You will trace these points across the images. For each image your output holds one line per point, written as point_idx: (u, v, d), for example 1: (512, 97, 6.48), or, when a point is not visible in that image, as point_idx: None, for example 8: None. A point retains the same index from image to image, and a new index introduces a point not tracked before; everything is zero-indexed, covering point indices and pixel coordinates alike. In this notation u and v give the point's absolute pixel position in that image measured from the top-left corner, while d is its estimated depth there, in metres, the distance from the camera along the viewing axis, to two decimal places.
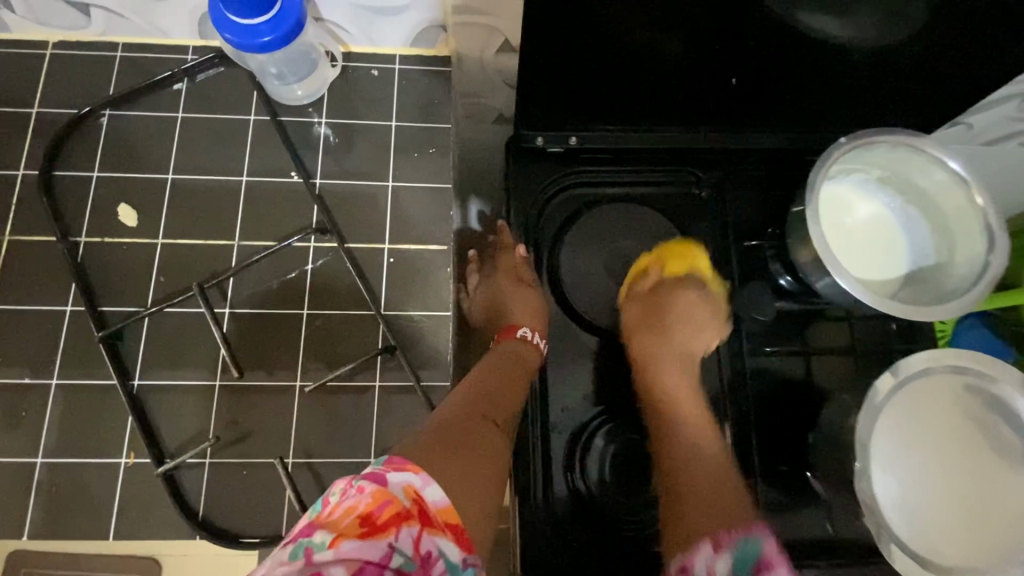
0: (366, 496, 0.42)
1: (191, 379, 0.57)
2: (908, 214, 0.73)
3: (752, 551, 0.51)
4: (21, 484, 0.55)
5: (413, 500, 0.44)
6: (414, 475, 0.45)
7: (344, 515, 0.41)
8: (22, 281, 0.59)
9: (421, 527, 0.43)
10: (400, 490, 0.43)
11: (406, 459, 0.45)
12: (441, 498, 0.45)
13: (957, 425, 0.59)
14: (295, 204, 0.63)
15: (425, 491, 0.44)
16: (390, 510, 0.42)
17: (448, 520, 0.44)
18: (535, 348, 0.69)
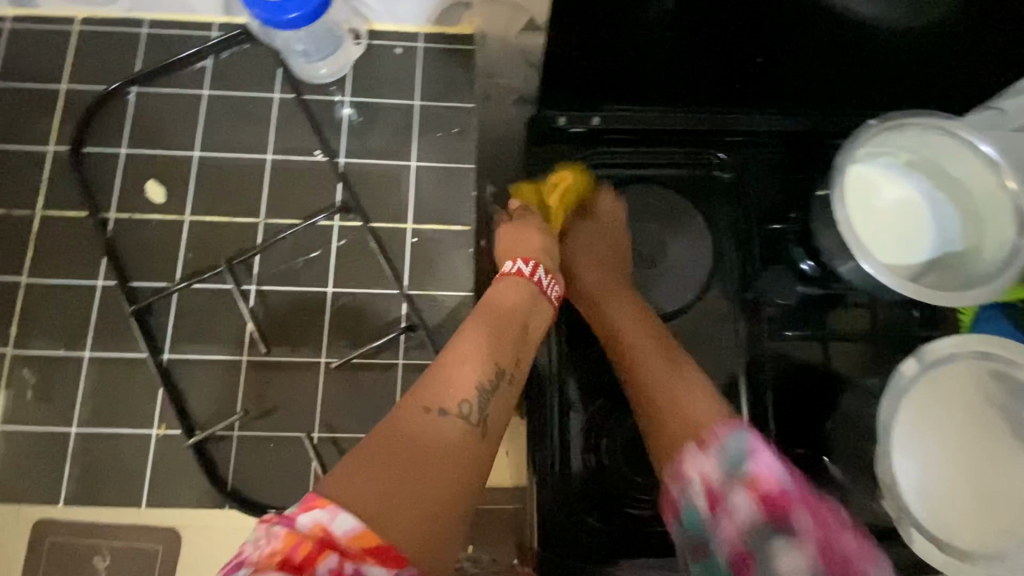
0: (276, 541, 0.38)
1: (219, 354, 0.58)
2: (937, 199, 0.71)
3: (739, 451, 0.48)
4: (56, 452, 0.56)
5: (324, 536, 0.38)
6: (322, 511, 0.39)
7: (256, 563, 0.37)
8: (55, 255, 0.60)
9: (349, 558, 0.38)
10: (307, 532, 0.38)
11: (316, 496, 0.40)
12: (359, 524, 0.39)
13: (980, 411, 0.59)
14: (319, 183, 0.63)
15: (336, 523, 0.39)
16: (303, 551, 0.37)
17: (369, 545, 0.39)
18: (542, 292, 0.61)
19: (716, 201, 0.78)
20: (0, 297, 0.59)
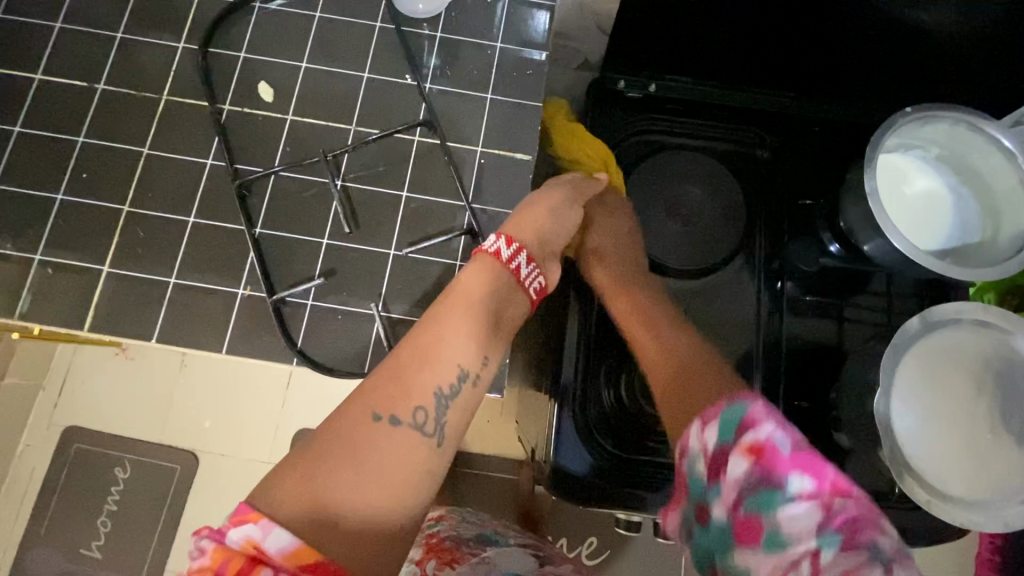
0: (204, 558, 0.43)
1: (304, 234, 0.67)
2: (959, 194, 0.78)
3: (734, 415, 0.50)
4: (155, 296, 0.65)
5: (257, 551, 0.43)
6: (254, 527, 0.44)
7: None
8: (176, 133, 0.69)
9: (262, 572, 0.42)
10: (243, 543, 0.43)
11: (249, 509, 0.46)
12: (286, 544, 0.44)
13: (982, 377, 0.63)
14: (407, 103, 0.71)
15: (268, 541, 0.44)
16: (230, 567, 0.42)
17: (304, 560, 0.44)
18: (519, 282, 0.63)
19: (755, 175, 0.85)
20: (124, 162, 0.69)
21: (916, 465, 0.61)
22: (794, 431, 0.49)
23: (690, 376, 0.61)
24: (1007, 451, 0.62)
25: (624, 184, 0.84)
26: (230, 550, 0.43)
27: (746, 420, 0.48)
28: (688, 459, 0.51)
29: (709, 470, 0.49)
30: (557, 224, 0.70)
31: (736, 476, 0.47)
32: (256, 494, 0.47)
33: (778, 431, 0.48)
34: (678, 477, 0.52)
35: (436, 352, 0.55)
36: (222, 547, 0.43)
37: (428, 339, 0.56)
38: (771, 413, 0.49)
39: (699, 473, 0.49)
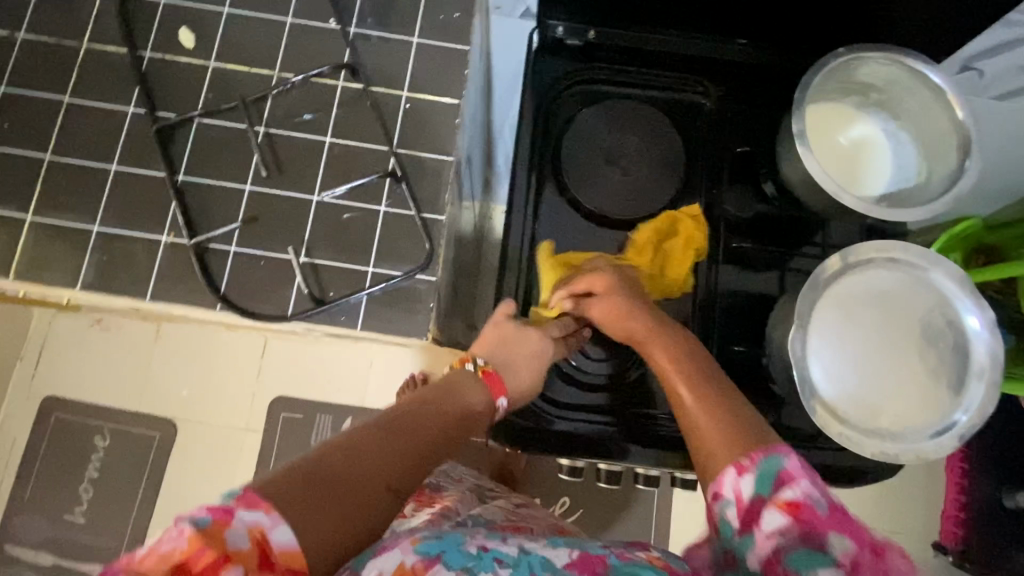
0: (181, 542, 0.41)
1: (226, 181, 0.66)
2: (897, 138, 0.77)
3: (772, 470, 0.52)
4: (80, 244, 0.65)
5: (258, 541, 0.43)
6: (262, 514, 0.44)
7: (156, 564, 0.39)
8: (97, 81, 0.69)
9: (247, 571, 0.41)
10: (244, 529, 0.42)
11: (260, 496, 0.44)
12: (288, 541, 0.44)
13: (896, 312, 0.64)
14: (331, 47, 0.70)
15: (272, 532, 0.44)
16: (208, 557, 0.40)
17: (292, 567, 0.44)
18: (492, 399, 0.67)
19: (697, 124, 0.85)
20: (46, 111, 0.68)
21: (829, 399, 0.62)
22: (832, 493, 0.51)
23: (720, 406, 0.59)
24: (919, 383, 0.63)
25: (564, 135, 0.84)
26: (229, 535, 0.42)
27: (783, 476, 0.51)
28: (721, 503, 0.53)
29: (741, 520, 0.51)
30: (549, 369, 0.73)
31: (757, 496, 0.51)
32: (265, 480, 0.46)
33: (814, 490, 0.50)
34: (709, 507, 0.54)
35: (417, 424, 0.57)
36: (214, 532, 0.41)
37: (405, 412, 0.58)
38: (806, 470, 0.52)
39: (730, 522, 0.52)
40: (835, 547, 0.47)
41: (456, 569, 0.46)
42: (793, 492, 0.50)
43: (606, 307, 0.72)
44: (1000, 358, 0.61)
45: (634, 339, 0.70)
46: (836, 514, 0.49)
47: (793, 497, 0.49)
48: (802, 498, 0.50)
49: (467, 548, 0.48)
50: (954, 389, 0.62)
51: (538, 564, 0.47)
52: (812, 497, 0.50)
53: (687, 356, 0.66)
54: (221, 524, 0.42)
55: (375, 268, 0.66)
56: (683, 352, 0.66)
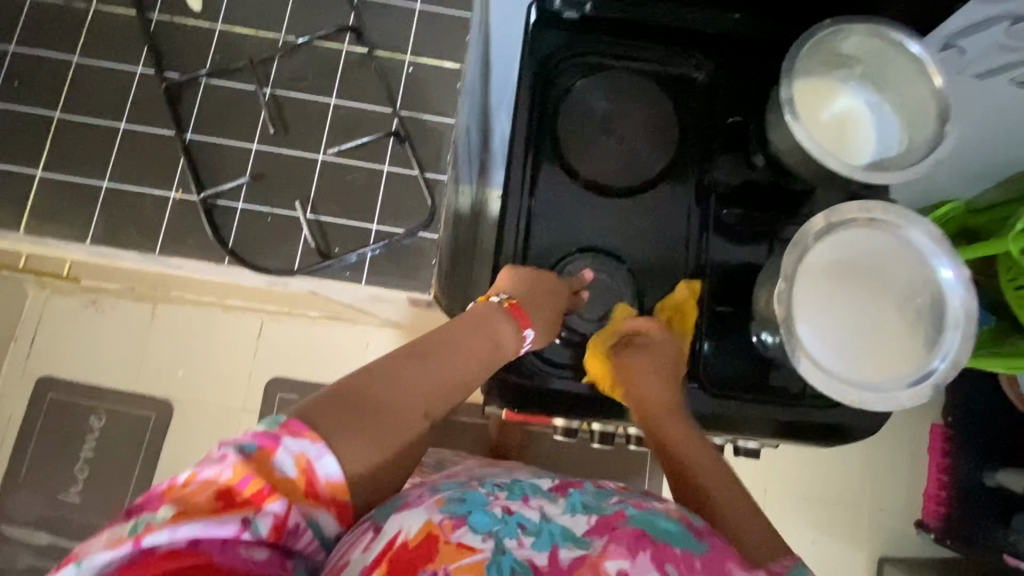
0: (228, 468, 0.47)
1: (233, 139, 0.68)
2: (882, 110, 0.80)
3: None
4: (90, 199, 0.67)
5: (303, 469, 0.50)
6: (309, 444, 0.50)
7: (201, 490, 0.46)
8: (106, 41, 0.70)
9: (290, 499, 0.49)
10: (290, 457, 0.49)
11: (305, 426, 0.51)
12: (331, 472, 0.51)
13: (876, 270, 0.68)
14: (336, 12, 0.72)
15: (317, 463, 0.50)
16: (253, 486, 0.47)
17: (335, 496, 0.52)
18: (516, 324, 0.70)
19: (689, 95, 0.88)
20: (56, 69, 0.69)
21: (812, 350, 0.65)
22: None
23: (725, 483, 0.71)
24: (898, 338, 0.66)
25: (562, 105, 0.86)
26: (275, 463, 0.48)
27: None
28: None
29: None
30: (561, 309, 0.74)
31: None
32: (308, 410, 0.52)
33: None
34: None
35: (445, 363, 0.63)
36: (262, 459, 0.48)
37: (438, 351, 0.64)
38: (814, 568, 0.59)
39: None
40: None
41: (482, 534, 0.50)
42: None
43: (638, 377, 0.78)
44: (973, 312, 0.65)
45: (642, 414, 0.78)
46: None
47: None
48: None
49: (491, 511, 0.53)
50: (930, 342, 0.66)
51: (558, 532, 0.52)
52: None
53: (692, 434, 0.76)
54: (268, 452, 0.48)
55: (378, 225, 0.68)
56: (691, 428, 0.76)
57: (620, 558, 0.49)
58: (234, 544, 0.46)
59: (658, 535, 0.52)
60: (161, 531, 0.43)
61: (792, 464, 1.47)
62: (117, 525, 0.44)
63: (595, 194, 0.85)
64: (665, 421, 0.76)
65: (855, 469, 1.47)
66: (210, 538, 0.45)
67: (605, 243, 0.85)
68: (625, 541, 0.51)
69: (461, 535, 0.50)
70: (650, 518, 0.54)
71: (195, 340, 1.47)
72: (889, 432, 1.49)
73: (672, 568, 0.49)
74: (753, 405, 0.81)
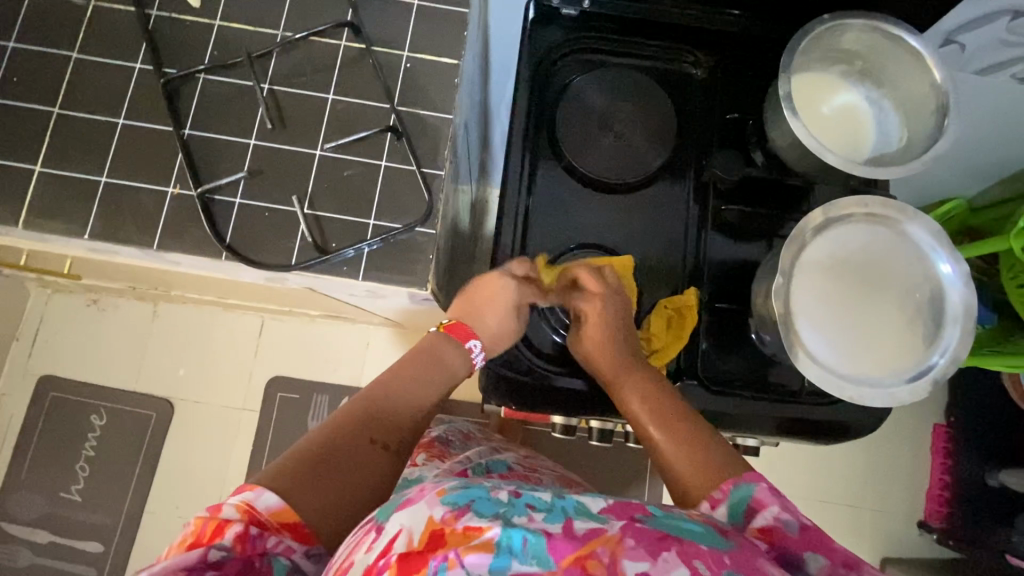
0: (187, 526, 0.51)
1: (231, 135, 0.68)
2: (881, 106, 0.80)
3: (744, 497, 0.57)
4: (88, 194, 0.67)
5: (249, 510, 0.53)
6: (246, 491, 0.54)
7: (170, 550, 0.50)
8: (105, 37, 0.70)
9: (243, 529, 0.52)
10: (234, 506, 0.52)
11: (245, 480, 0.55)
12: (272, 501, 0.54)
13: (875, 265, 0.67)
14: (334, 8, 0.72)
15: (260, 500, 0.53)
16: (209, 528, 0.51)
17: (286, 521, 0.54)
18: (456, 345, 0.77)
19: (687, 92, 0.87)
20: (54, 66, 0.69)
21: (812, 347, 0.65)
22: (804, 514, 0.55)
23: (695, 446, 0.64)
24: (898, 333, 0.66)
25: (560, 101, 0.86)
26: (221, 512, 0.52)
27: (754, 504, 0.56)
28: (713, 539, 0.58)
29: None
30: (519, 319, 0.79)
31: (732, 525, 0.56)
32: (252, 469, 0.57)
33: (785, 513, 0.55)
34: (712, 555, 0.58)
35: (393, 398, 0.69)
36: (210, 513, 0.52)
37: (384, 388, 0.69)
38: (776, 495, 0.56)
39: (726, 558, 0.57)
40: (812, 566, 0.53)
41: (489, 517, 0.44)
42: (763, 518, 0.55)
43: (597, 343, 0.75)
44: (972, 306, 0.65)
45: (613, 384, 0.74)
46: (807, 533, 0.54)
47: (763, 524, 0.55)
48: (773, 522, 0.55)
49: (496, 497, 0.47)
50: (930, 337, 0.65)
51: (573, 507, 0.47)
52: (782, 521, 0.54)
53: (663, 398, 0.70)
54: (214, 507, 0.52)
55: (376, 220, 0.68)
56: (663, 393, 0.71)
57: (639, 558, 0.43)
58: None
59: (683, 535, 0.46)
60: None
61: (793, 464, 1.46)
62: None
63: (593, 189, 0.85)
64: (632, 389, 0.72)
65: (856, 469, 1.46)
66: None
67: (604, 240, 0.85)
68: (646, 542, 0.44)
69: (468, 521, 0.44)
70: (676, 520, 0.48)
71: (195, 339, 1.47)
72: (891, 432, 1.48)
73: (700, 567, 0.44)
74: (752, 402, 0.80)
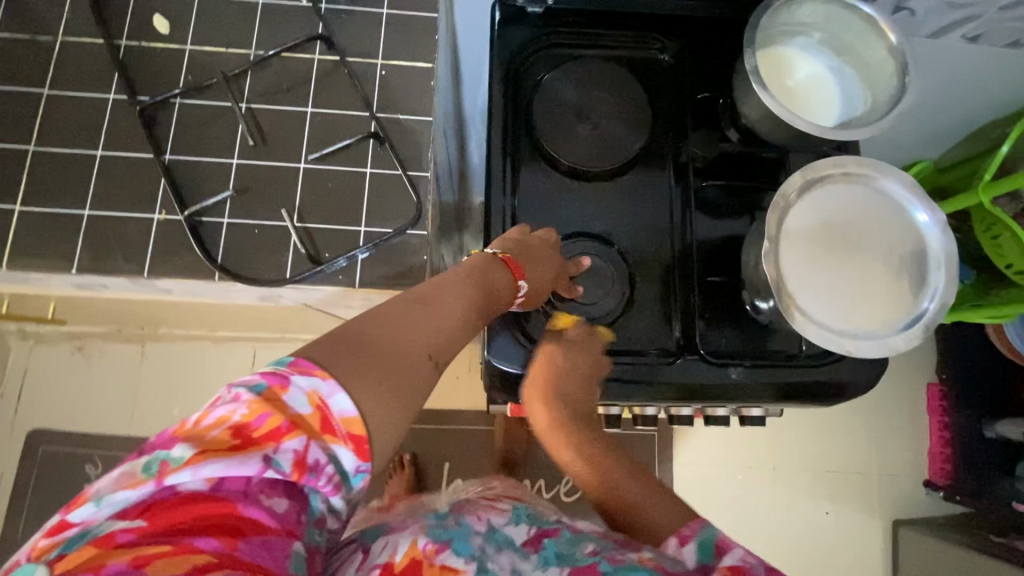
0: (241, 407, 0.44)
1: (213, 156, 0.68)
2: (843, 73, 0.83)
3: (710, 539, 0.59)
4: (72, 229, 0.66)
5: (318, 406, 0.45)
6: (319, 381, 0.46)
7: (215, 428, 0.43)
8: (75, 71, 0.70)
9: (309, 435, 0.45)
10: (303, 395, 0.45)
11: (313, 365, 0.47)
12: (344, 408, 0.46)
13: (857, 221, 0.69)
14: (303, 23, 0.73)
15: (330, 400, 0.46)
16: (271, 422, 0.44)
17: (352, 432, 0.47)
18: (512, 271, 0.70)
19: (657, 77, 0.90)
20: (26, 105, 0.69)
21: (805, 307, 0.66)
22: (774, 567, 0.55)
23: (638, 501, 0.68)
24: (887, 283, 0.68)
25: (535, 95, 0.87)
26: (288, 399, 0.45)
27: (721, 544, 0.57)
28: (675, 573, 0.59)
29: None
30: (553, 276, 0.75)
31: (699, 563, 0.58)
32: (315, 351, 0.48)
33: (751, 556, 0.56)
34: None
35: (450, 305, 0.59)
36: (273, 397, 0.44)
37: (441, 293, 0.60)
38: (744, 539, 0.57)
39: None
40: None
41: (464, 558, 0.56)
42: (731, 557, 0.56)
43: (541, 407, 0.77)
44: (954, 250, 0.67)
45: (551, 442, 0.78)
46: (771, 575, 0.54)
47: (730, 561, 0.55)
48: (741, 563, 0.55)
49: (473, 541, 0.59)
50: (918, 284, 0.68)
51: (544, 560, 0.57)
52: (750, 562, 0.55)
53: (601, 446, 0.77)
54: (279, 390, 0.45)
55: (367, 227, 0.68)
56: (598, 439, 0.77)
57: None
58: (255, 493, 0.44)
59: None
60: (182, 473, 0.41)
61: (797, 436, 1.48)
62: (127, 468, 0.41)
63: (575, 179, 0.87)
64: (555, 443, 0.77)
65: (859, 433, 1.49)
66: (232, 481, 0.42)
67: (591, 227, 0.86)
68: None
69: (446, 558, 0.56)
70: (625, 572, 0.53)
71: (188, 374, 1.45)
72: (888, 395, 1.51)
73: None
74: (754, 371, 0.81)
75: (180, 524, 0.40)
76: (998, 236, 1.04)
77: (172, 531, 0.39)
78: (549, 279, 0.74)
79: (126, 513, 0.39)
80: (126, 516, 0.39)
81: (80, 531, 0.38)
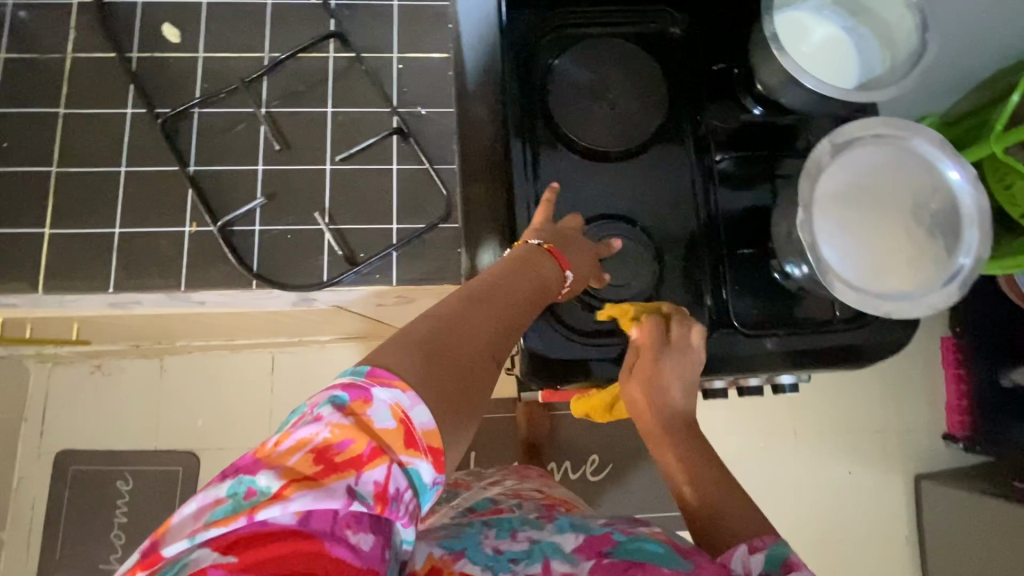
0: (326, 429, 0.43)
1: (238, 163, 0.68)
2: (858, 33, 0.82)
3: (780, 555, 0.53)
4: (103, 247, 0.66)
5: (401, 420, 0.45)
6: (401, 393, 0.46)
7: (297, 452, 0.42)
8: (88, 87, 0.69)
9: (390, 459, 0.44)
10: (385, 409, 0.45)
11: (391, 375, 0.47)
12: (427, 422, 0.46)
13: (889, 181, 0.69)
14: (315, 21, 0.72)
15: (412, 413, 0.46)
16: (355, 448, 0.43)
17: (432, 445, 0.46)
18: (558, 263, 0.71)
19: (669, 50, 0.89)
20: (44, 125, 0.68)
21: (841, 271, 0.66)
22: None
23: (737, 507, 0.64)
24: (920, 242, 0.68)
25: (548, 81, 0.86)
26: (372, 416, 0.44)
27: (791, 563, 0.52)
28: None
29: None
30: (590, 267, 0.77)
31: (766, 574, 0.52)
32: (389, 360, 0.48)
33: None
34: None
35: (506, 302, 0.60)
36: (357, 419, 0.44)
37: (497, 291, 0.60)
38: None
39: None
40: None
41: (480, 565, 0.50)
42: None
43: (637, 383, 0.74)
44: (985, 204, 0.67)
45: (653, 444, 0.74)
46: None
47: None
48: None
49: (485, 547, 0.53)
50: (952, 241, 0.68)
51: (550, 548, 0.52)
52: None
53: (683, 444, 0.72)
54: (362, 405, 0.44)
55: (399, 225, 0.68)
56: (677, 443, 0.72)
57: None
58: (341, 529, 0.41)
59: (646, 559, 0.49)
60: (271, 506, 0.40)
61: (820, 400, 1.49)
62: (212, 493, 0.41)
63: (595, 160, 0.86)
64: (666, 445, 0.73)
65: (881, 392, 1.50)
66: (320, 516, 0.41)
67: (615, 207, 0.86)
68: None
69: (462, 565, 0.50)
70: (638, 542, 0.51)
71: (211, 384, 1.45)
72: (906, 352, 1.52)
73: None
74: (788, 339, 0.82)
75: (269, 561, 0.39)
76: (1011, 186, 1.03)
77: (260, 567, 0.38)
78: (584, 271, 0.75)
79: (216, 546, 0.39)
80: (216, 549, 0.39)
81: (174, 564, 0.38)
